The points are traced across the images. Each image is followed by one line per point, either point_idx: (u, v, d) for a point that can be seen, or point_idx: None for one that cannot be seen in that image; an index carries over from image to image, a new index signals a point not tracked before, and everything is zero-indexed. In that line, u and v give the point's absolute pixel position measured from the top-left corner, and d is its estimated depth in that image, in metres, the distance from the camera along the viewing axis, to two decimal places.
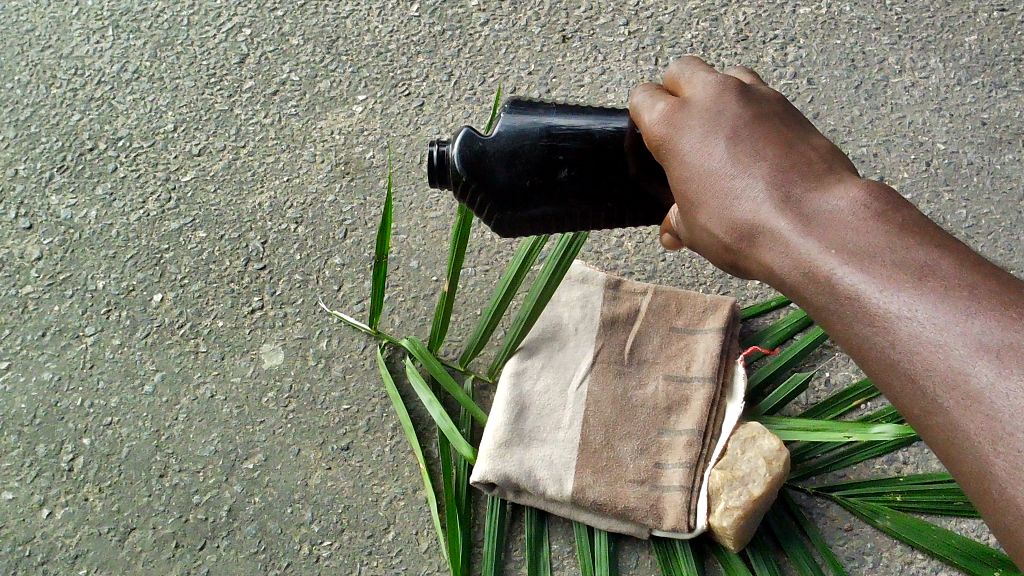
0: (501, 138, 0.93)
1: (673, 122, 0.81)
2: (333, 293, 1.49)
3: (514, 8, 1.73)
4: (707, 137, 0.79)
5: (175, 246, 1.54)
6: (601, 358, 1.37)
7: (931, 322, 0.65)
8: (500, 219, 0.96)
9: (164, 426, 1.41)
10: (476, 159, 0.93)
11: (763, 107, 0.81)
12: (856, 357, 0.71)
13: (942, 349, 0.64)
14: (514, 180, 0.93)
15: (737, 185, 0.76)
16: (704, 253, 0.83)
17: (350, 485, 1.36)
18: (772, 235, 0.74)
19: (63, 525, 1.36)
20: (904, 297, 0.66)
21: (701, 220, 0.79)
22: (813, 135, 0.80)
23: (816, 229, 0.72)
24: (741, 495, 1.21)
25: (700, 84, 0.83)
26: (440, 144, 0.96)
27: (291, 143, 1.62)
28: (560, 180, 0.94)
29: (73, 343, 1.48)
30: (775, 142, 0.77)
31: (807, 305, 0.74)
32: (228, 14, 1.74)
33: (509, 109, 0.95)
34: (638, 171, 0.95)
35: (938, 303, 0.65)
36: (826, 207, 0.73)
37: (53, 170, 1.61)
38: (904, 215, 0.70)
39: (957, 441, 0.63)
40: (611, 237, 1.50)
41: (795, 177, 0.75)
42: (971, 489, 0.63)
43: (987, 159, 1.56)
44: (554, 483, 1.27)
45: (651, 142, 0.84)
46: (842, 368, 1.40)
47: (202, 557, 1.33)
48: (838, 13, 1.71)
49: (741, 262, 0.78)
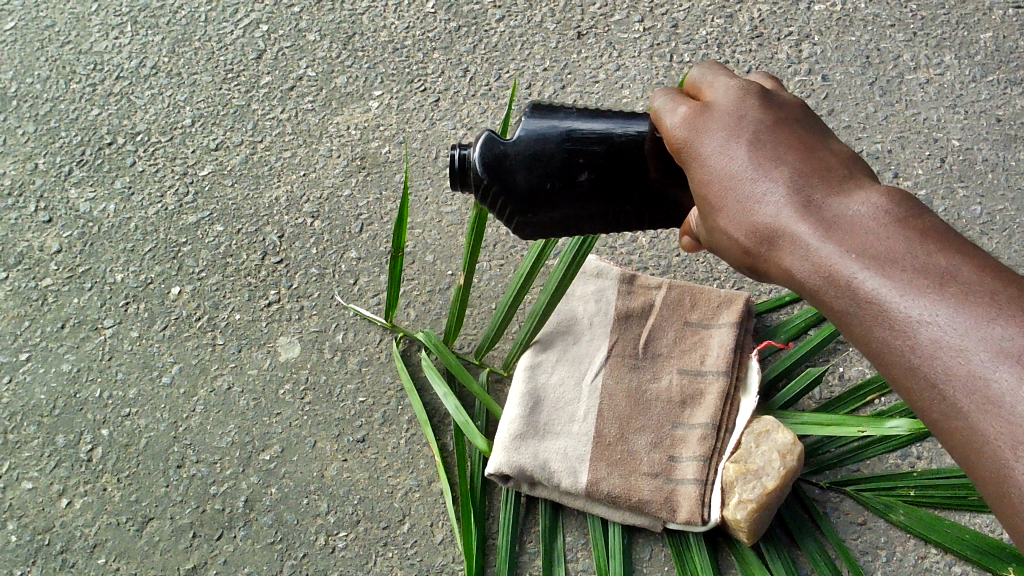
0: (521, 141, 0.94)
1: (695, 125, 0.81)
2: (349, 286, 1.51)
3: (529, 4, 1.73)
4: (728, 141, 0.79)
5: (193, 239, 1.55)
6: (616, 352, 1.37)
7: (952, 328, 0.67)
8: (521, 224, 0.97)
9: (182, 418, 1.43)
10: (497, 162, 0.94)
11: (784, 113, 0.82)
12: (874, 361, 0.73)
13: (963, 353, 0.66)
14: (534, 183, 0.94)
15: (759, 189, 0.77)
16: (721, 256, 0.84)
17: (366, 477, 1.37)
18: (792, 240, 0.75)
19: (82, 515, 1.37)
20: (925, 303, 0.68)
21: (720, 223, 0.80)
22: (832, 141, 0.81)
23: (838, 234, 0.73)
24: (755, 488, 1.22)
25: (721, 88, 0.84)
26: (462, 149, 0.97)
27: (307, 138, 1.63)
28: (580, 183, 0.94)
29: (92, 335, 1.49)
30: (795, 148, 0.78)
31: (826, 309, 0.75)
32: (245, 11, 1.76)
33: (531, 113, 0.96)
34: (659, 175, 0.96)
35: (959, 309, 0.67)
36: (847, 212, 0.73)
37: (73, 164, 1.63)
38: (924, 221, 0.71)
39: (977, 445, 0.65)
40: (625, 232, 1.51)
41: (816, 182, 0.76)
42: (989, 492, 0.66)
43: (1002, 156, 1.56)
44: (568, 476, 1.28)
45: (670, 145, 0.84)
46: (856, 363, 1.41)
47: (219, 547, 1.34)
48: (853, 10, 1.71)
49: (759, 266, 0.79)
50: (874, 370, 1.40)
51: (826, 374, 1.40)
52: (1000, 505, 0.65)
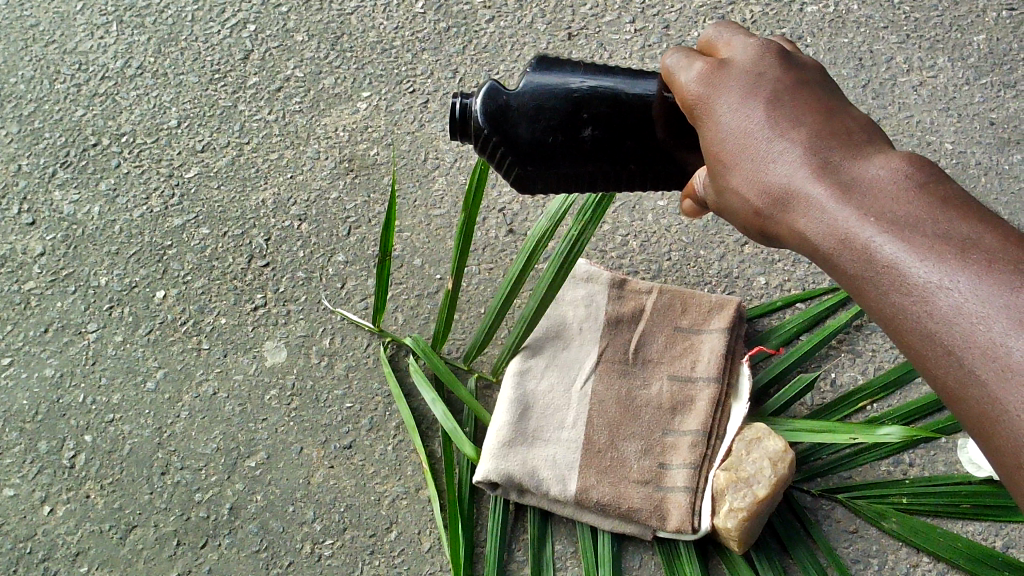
0: (525, 93, 0.93)
1: (710, 83, 0.79)
2: (337, 291, 1.49)
3: (519, 5, 1.71)
4: (745, 100, 0.77)
5: (179, 243, 1.53)
6: (605, 358, 1.36)
7: (973, 295, 0.65)
8: (520, 175, 0.96)
9: (166, 424, 1.41)
10: (499, 112, 0.93)
11: (803, 74, 0.80)
12: (887, 327, 0.71)
13: (984, 321, 0.64)
14: (536, 136, 0.93)
15: (775, 149, 0.75)
16: (727, 218, 0.82)
17: (353, 484, 1.36)
18: (807, 202, 0.73)
19: (65, 522, 1.35)
20: (946, 269, 0.66)
21: (730, 182, 0.78)
22: (851, 105, 0.79)
23: (855, 197, 0.71)
24: (746, 496, 1.21)
25: (739, 45, 0.81)
26: (465, 97, 0.97)
27: (295, 140, 1.61)
28: (582, 139, 0.92)
29: (75, 340, 1.47)
30: (814, 109, 0.76)
31: (839, 273, 0.73)
32: (232, 10, 1.73)
33: (535, 67, 0.94)
34: (667, 136, 0.93)
35: (982, 277, 0.65)
36: (866, 175, 0.72)
37: (57, 166, 1.60)
38: (945, 186, 0.70)
39: (995, 413, 0.64)
40: (616, 236, 1.48)
41: (834, 145, 0.74)
42: (1005, 463, 0.64)
43: (995, 159, 1.56)
44: (557, 483, 1.27)
45: (683, 103, 0.82)
46: (849, 369, 1.39)
47: (204, 555, 1.33)
48: (846, 11, 1.69)
49: (769, 227, 0.77)
50: (866, 376, 1.38)
51: (818, 380, 1.38)
52: (1014, 474, 0.64)
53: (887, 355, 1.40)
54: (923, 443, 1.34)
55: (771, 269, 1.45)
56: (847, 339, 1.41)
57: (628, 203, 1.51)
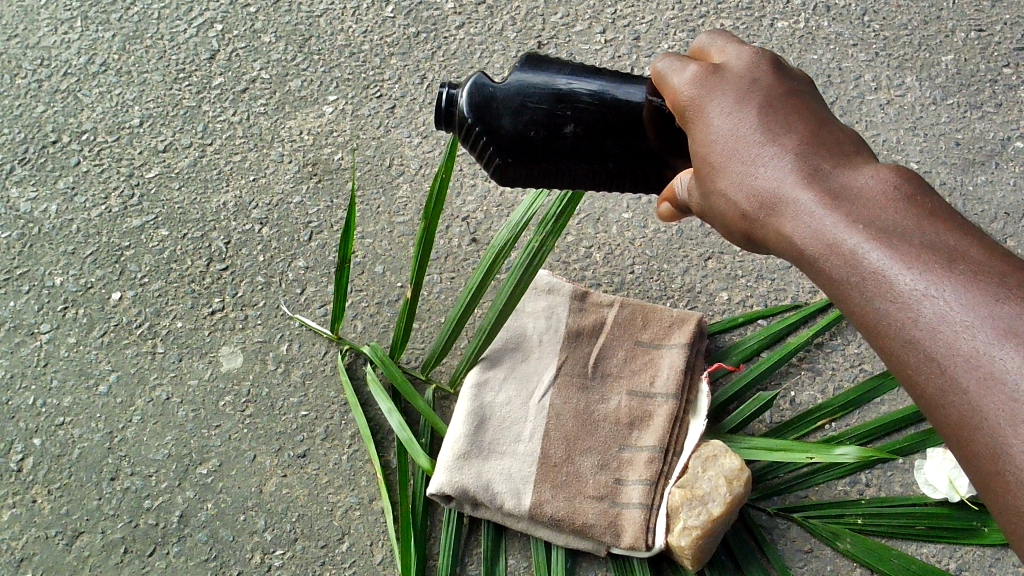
0: (511, 87, 0.91)
1: (704, 85, 0.79)
2: (296, 296, 1.47)
3: (490, 11, 1.70)
4: (737, 104, 0.76)
5: (137, 244, 1.51)
6: (565, 371, 1.34)
7: (957, 303, 0.63)
8: (499, 168, 0.93)
9: (118, 428, 1.38)
10: (483, 105, 0.91)
11: (795, 85, 0.79)
12: (872, 337, 0.69)
13: (968, 329, 0.62)
14: (518, 129, 0.91)
15: (765, 153, 0.74)
16: (714, 222, 0.81)
17: (306, 493, 1.34)
18: (794, 205, 0.71)
19: (9, 527, 1.33)
20: (932, 278, 0.64)
21: (719, 185, 0.77)
22: (842, 119, 0.78)
23: (842, 203, 0.70)
24: (700, 514, 1.20)
25: (733, 53, 0.81)
26: (451, 89, 0.95)
27: (258, 142, 1.59)
28: (564, 135, 0.90)
29: (27, 340, 1.44)
30: (805, 118, 0.75)
31: (824, 281, 0.71)
32: (200, 9, 1.71)
33: (522, 65, 0.93)
34: (658, 142, 0.91)
35: (966, 287, 0.63)
36: (854, 183, 0.70)
37: (15, 162, 1.58)
38: (932, 200, 0.68)
39: (975, 422, 0.61)
40: (579, 247, 1.47)
41: (824, 153, 0.73)
42: (982, 473, 0.61)
43: (959, 180, 1.56)
44: (512, 497, 1.25)
45: (676, 105, 0.81)
46: (808, 388, 1.39)
47: (151, 563, 1.31)
48: (816, 28, 1.69)
49: (756, 232, 0.75)
50: (825, 395, 1.38)
51: (778, 398, 1.38)
52: (993, 488, 0.61)
53: (846, 374, 1.39)
54: (879, 464, 1.33)
55: (734, 285, 1.45)
56: (807, 357, 1.41)
57: (593, 214, 1.49)
